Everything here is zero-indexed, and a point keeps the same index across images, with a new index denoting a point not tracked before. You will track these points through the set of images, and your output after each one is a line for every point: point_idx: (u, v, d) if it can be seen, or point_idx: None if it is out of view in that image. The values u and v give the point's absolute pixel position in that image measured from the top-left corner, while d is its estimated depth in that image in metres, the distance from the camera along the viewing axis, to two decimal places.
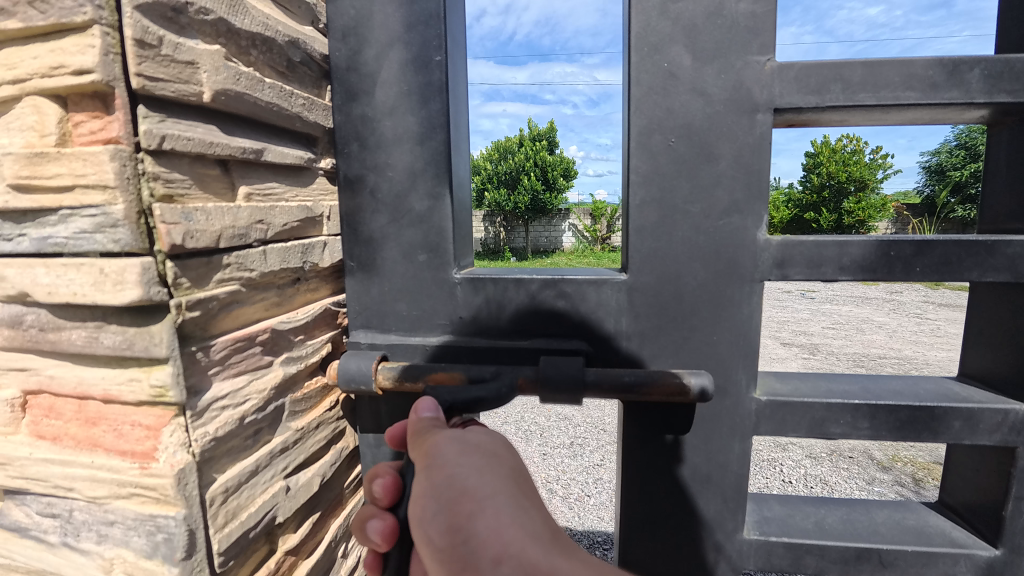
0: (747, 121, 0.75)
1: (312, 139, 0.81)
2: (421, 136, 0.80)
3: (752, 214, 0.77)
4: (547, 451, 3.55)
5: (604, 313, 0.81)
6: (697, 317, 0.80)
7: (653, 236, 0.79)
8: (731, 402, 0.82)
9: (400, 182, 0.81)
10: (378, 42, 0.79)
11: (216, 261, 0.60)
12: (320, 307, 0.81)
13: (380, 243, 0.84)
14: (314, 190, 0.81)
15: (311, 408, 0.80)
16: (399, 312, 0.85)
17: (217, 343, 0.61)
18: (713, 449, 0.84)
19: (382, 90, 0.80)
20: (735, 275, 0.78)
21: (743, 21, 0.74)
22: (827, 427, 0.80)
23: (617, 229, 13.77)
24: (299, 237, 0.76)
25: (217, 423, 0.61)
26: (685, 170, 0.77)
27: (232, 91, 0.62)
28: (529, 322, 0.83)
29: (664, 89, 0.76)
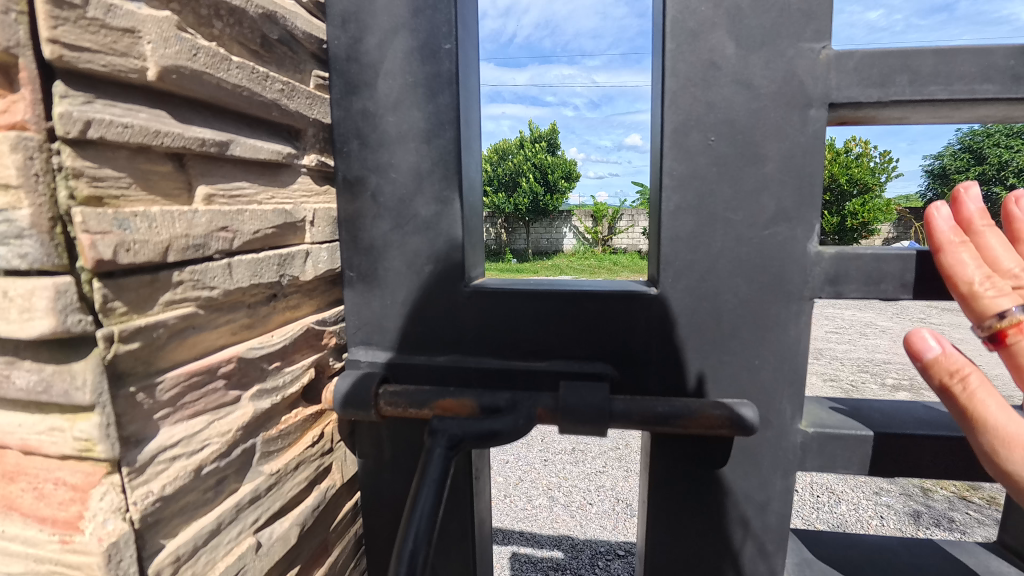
0: (799, 115, 0.64)
1: (295, 132, 0.70)
2: (427, 133, 0.69)
3: (803, 224, 0.65)
4: (549, 457, 3.44)
5: (633, 332, 0.70)
6: (738, 338, 0.68)
7: (689, 247, 0.67)
8: (773, 435, 0.70)
9: (404, 185, 0.71)
10: (380, 28, 0.69)
11: (164, 279, 0.48)
12: (302, 327, 0.69)
13: (381, 251, 0.73)
14: (295, 191, 0.69)
15: (289, 447, 0.68)
16: (402, 329, 0.74)
17: (166, 381, 0.49)
18: (751, 484, 0.72)
19: (384, 81, 0.69)
20: (783, 290, 0.66)
21: (795, 3, 0.62)
22: (882, 464, 0.69)
23: (618, 231, 13.65)
24: (276, 246, 0.64)
25: (164, 479, 0.49)
26: (726, 173, 0.66)
27: (185, 69, 0.50)
28: (547, 344, 0.71)
29: (704, 81, 0.65)
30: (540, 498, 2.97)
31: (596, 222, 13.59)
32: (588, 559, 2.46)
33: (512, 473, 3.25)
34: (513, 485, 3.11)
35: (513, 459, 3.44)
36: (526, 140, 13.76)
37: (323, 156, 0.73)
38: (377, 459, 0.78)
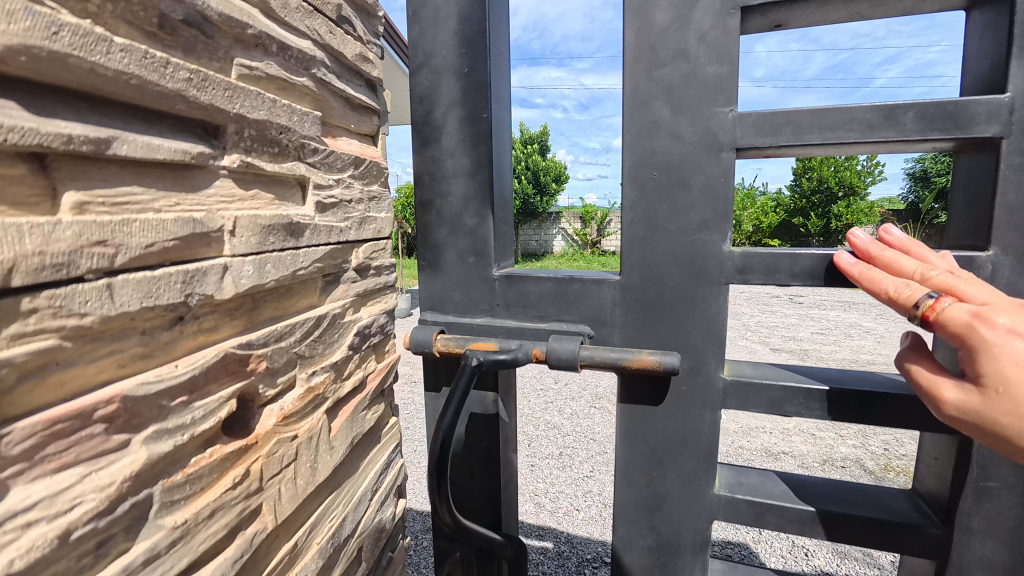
0: (715, 161, 0.71)
1: (208, 128, 0.61)
2: (472, 169, 0.85)
3: (718, 231, 0.73)
4: (535, 462, 3.37)
5: (602, 306, 0.80)
6: (673, 313, 0.76)
7: (639, 249, 0.77)
8: (701, 380, 0.76)
9: (456, 205, 0.88)
10: (444, 102, 0.85)
11: (8, 307, 0.39)
12: (221, 352, 0.60)
13: (442, 248, 0.90)
14: (209, 197, 0.60)
15: (203, 491, 0.59)
16: (454, 300, 0.90)
17: (15, 432, 0.40)
18: (686, 420, 0.79)
19: (447, 136, 0.86)
20: (703, 278, 0.74)
21: (710, 79, 0.70)
22: (782, 408, 0.73)
23: (607, 233, 13.62)
24: (179, 261, 0.55)
25: (13, 552, 0.40)
26: (664, 197, 0.74)
27: (39, 50, 0.41)
28: (547, 311, 0.83)
29: (647, 134, 0.74)
30: (527, 505, 2.89)
31: (585, 224, 13.57)
32: (574, 568, 2.39)
33: None
34: None
35: None
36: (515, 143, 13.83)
37: (245, 156, 0.64)
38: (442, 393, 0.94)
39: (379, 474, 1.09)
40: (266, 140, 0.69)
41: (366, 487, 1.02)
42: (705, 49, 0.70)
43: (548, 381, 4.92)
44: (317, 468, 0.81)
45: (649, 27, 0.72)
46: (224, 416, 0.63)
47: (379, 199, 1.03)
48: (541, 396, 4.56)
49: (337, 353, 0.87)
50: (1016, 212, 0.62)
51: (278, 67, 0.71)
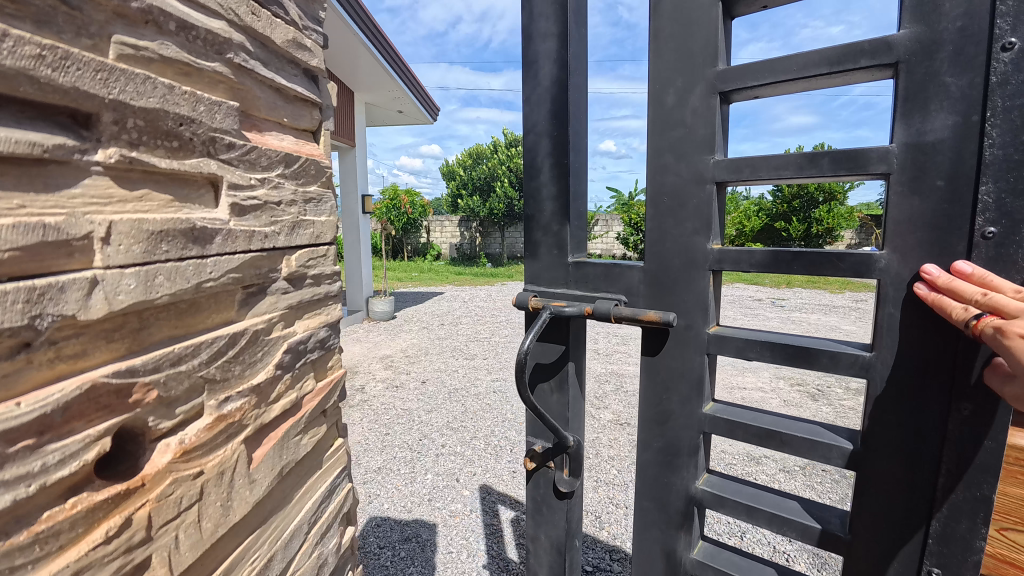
0: (700, 189, 0.87)
1: (70, 118, 0.51)
2: (558, 194, 1.06)
3: (703, 232, 0.88)
4: (517, 468, 3.29)
5: (630, 285, 0.98)
6: (674, 288, 0.92)
7: (653, 247, 0.94)
8: (686, 326, 0.92)
9: (547, 216, 1.08)
10: (541, 150, 1.07)
11: None
12: (87, 384, 0.51)
13: (537, 245, 1.11)
14: (69, 200, 0.50)
15: (62, 550, 0.49)
16: (543, 277, 1.11)
17: None
18: (682, 359, 0.93)
19: (543, 172, 1.07)
20: (694, 262, 0.90)
21: (699, 133, 0.87)
22: (747, 353, 0.86)
23: (593, 237, 13.60)
24: (16, 276, 0.45)
25: None
26: (664, 214, 0.92)
27: None
28: (598, 282, 1.02)
29: (660, 169, 0.92)
30: (507, 512, 2.82)
31: None
32: None
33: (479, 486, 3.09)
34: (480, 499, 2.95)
35: (480, 471, 3.27)
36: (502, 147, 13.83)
37: (123, 152, 0.54)
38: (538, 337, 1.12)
39: (320, 502, 0.99)
40: (159, 132, 0.60)
41: (302, 519, 0.92)
42: (693, 116, 0.87)
43: None
44: (230, 506, 0.71)
45: (664, 104, 0.90)
46: (101, 454, 0.54)
47: (319, 201, 0.93)
48: None
49: (261, 374, 0.78)
50: (899, 225, 0.72)
51: (176, 49, 0.61)
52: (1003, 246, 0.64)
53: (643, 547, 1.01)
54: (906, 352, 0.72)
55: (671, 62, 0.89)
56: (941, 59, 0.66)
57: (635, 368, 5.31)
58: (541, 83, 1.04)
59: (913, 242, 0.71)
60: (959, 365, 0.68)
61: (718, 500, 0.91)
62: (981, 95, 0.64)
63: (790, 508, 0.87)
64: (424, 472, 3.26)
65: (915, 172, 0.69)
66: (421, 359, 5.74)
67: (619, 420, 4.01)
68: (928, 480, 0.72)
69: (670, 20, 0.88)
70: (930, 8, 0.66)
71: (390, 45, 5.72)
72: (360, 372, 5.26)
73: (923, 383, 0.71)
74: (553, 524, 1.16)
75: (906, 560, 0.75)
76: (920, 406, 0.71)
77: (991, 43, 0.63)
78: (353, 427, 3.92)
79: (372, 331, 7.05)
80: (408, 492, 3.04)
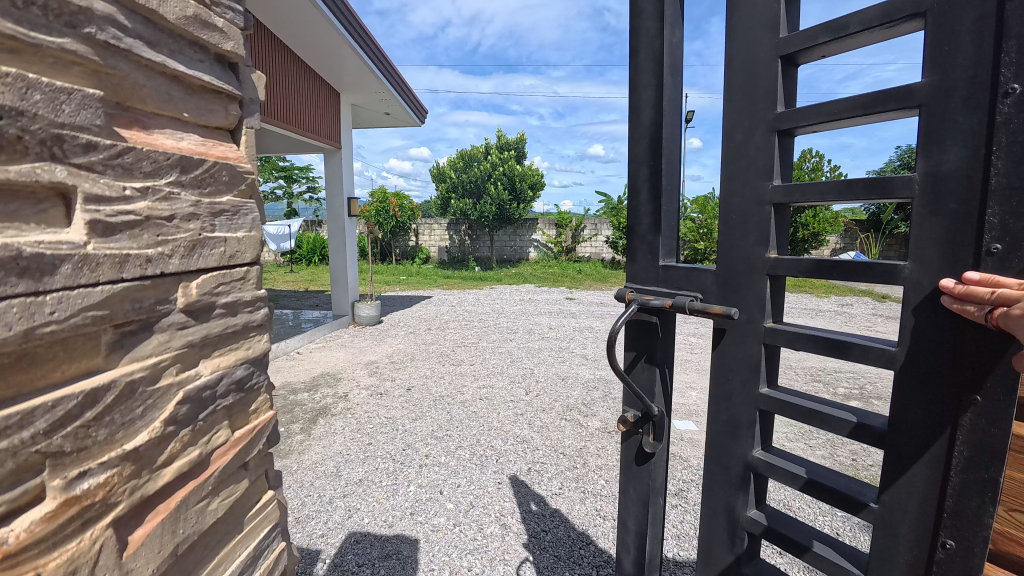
0: (759, 209, 0.81)
1: None
2: (658, 211, 0.96)
3: (759, 239, 0.81)
4: (502, 479, 3.12)
5: (703, 283, 0.90)
6: (737, 289, 0.85)
7: (722, 250, 0.87)
8: (743, 319, 0.84)
9: (645, 225, 1.00)
10: (642, 176, 0.98)
11: None
12: None
13: (635, 250, 1.03)
14: None
15: None
16: (638, 274, 1.03)
17: None
18: (741, 348, 0.85)
19: (642, 191, 0.99)
20: (753, 267, 0.83)
21: (760, 160, 0.81)
22: (794, 345, 0.78)
23: (582, 240, 13.49)
24: None
25: None
26: (729, 227, 0.85)
27: None
28: (677, 281, 0.95)
29: (734, 189, 0.85)
30: (492, 527, 2.65)
31: (559, 231, 13.43)
32: None
33: (463, 498, 2.92)
34: (464, 512, 2.78)
35: (465, 482, 3.09)
36: (491, 150, 13.72)
37: None
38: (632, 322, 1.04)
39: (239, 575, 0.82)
40: None
41: None
42: (756, 150, 0.81)
43: (518, 394, 4.68)
44: None
45: (730, 141, 0.84)
46: None
47: (234, 213, 0.77)
48: (510, 408, 4.31)
49: (141, 436, 0.62)
50: (923, 243, 0.63)
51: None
52: (1005, 265, 0.56)
53: (710, 514, 0.94)
54: (917, 340, 0.64)
55: (739, 104, 0.83)
56: (951, 103, 0.59)
57: None
58: (642, 126, 0.97)
59: (927, 256, 0.63)
60: (969, 353, 0.59)
61: (771, 466, 0.83)
62: (987, 131, 0.56)
63: (838, 480, 0.77)
64: (407, 484, 3.07)
65: (932, 197, 0.62)
66: (406, 365, 5.54)
67: (608, 428, 3.86)
68: (933, 456, 0.64)
69: (739, 72, 0.83)
70: (943, 55, 0.60)
71: (378, 48, 5.59)
72: (344, 379, 5.06)
73: (935, 372, 0.63)
74: (639, 490, 1.09)
75: (917, 539, 0.67)
76: (924, 391, 0.64)
77: (994, 90, 0.56)
78: (334, 437, 3.72)
79: (357, 336, 6.82)
80: (389, 506, 2.85)
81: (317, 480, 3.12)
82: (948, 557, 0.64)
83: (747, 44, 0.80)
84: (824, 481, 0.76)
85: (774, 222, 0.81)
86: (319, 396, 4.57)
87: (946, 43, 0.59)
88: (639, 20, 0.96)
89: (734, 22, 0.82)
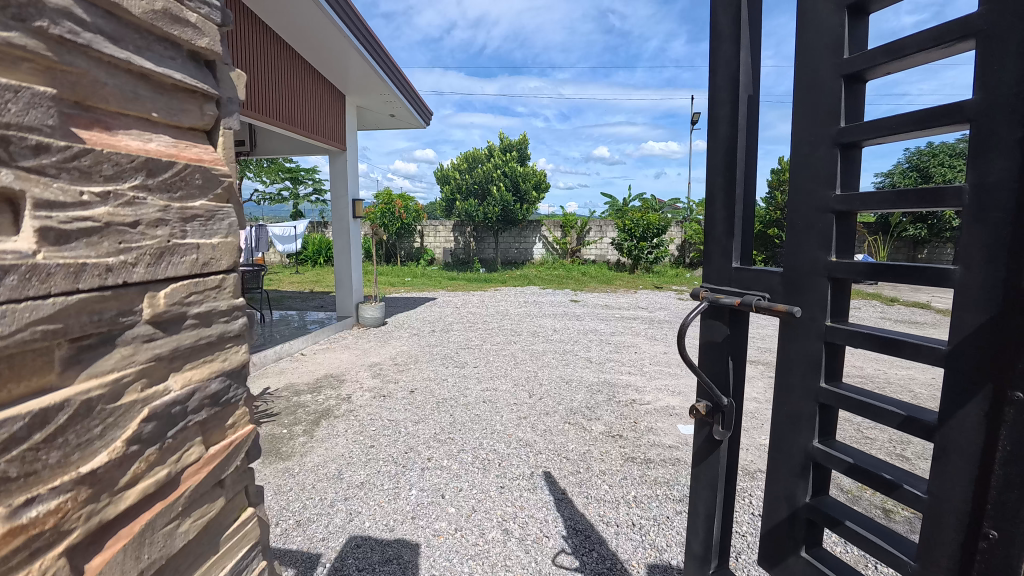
0: (821, 216, 0.79)
1: None
2: (732, 216, 0.99)
3: (824, 244, 0.79)
4: (505, 483, 3.07)
5: (770, 283, 0.90)
6: (801, 290, 0.83)
7: (790, 253, 0.85)
8: (807, 317, 0.82)
9: (719, 228, 1.02)
10: (716, 184, 1.02)
11: None
12: None
13: (709, 250, 1.06)
14: None
15: None
16: (712, 273, 1.05)
17: None
18: (804, 346, 0.83)
19: (716, 196, 1.03)
20: (818, 270, 0.80)
21: (822, 170, 0.79)
22: (847, 338, 0.76)
23: (587, 242, 13.41)
24: None
25: None
26: (796, 231, 0.84)
27: None
28: (747, 281, 0.96)
29: (798, 197, 0.83)
30: (494, 532, 2.60)
31: (564, 233, 13.36)
32: None
33: (465, 503, 2.87)
34: (465, 517, 2.73)
35: (467, 486, 3.04)
36: (495, 151, 13.67)
37: None
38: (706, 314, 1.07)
39: None
40: None
41: None
42: (819, 162, 0.79)
43: (521, 397, 4.62)
44: None
45: (796, 153, 0.82)
46: None
47: (209, 219, 0.73)
48: (514, 411, 4.26)
49: (99, 458, 0.58)
50: (970, 254, 0.60)
51: None
52: None
53: (769, 503, 0.92)
54: (964, 338, 0.61)
55: (804, 117, 0.81)
56: (998, 119, 0.56)
57: (628, 377, 5.11)
58: (717, 139, 1.01)
59: (983, 252, 0.59)
60: (1010, 350, 0.56)
61: (830, 454, 0.81)
62: None
63: (894, 471, 0.74)
64: (409, 488, 3.03)
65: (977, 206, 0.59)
66: (410, 368, 5.50)
67: (612, 432, 3.80)
68: (977, 451, 0.60)
69: (803, 85, 0.81)
70: (991, 72, 0.57)
71: (383, 50, 5.57)
72: (348, 381, 5.03)
73: (975, 369, 0.60)
74: (709, 479, 1.09)
75: (961, 530, 0.63)
76: (953, 383, 0.62)
77: None
78: (336, 439, 3.68)
79: (362, 338, 6.80)
80: (391, 510, 2.80)
81: (319, 483, 3.08)
82: (991, 550, 0.60)
83: (812, 60, 0.79)
84: (875, 470, 0.75)
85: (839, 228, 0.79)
86: (322, 398, 4.53)
87: (994, 63, 0.57)
88: (718, 42, 0.99)
89: (800, 42, 0.81)
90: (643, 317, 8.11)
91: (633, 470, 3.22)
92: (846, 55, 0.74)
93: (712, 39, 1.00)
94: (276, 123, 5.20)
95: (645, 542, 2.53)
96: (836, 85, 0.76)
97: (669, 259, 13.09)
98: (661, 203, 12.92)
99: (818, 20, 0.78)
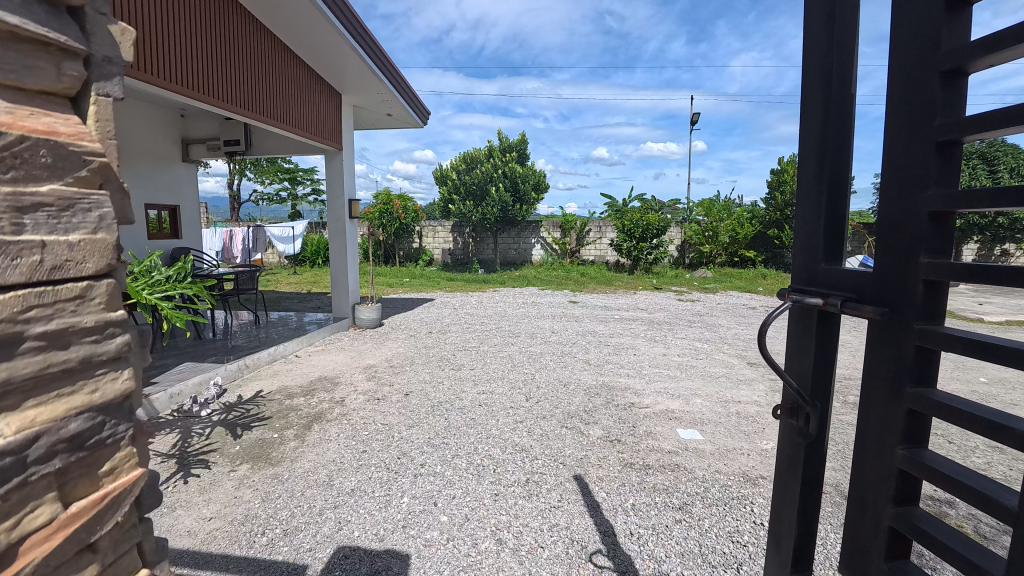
0: (914, 216, 0.69)
1: None
2: (821, 213, 0.91)
3: (919, 245, 0.69)
4: (500, 491, 2.90)
5: (859, 282, 0.80)
6: (890, 290, 0.73)
7: (881, 256, 0.75)
8: (897, 319, 0.72)
9: (809, 226, 0.94)
10: (804, 181, 0.95)
11: None
12: None
13: (798, 250, 0.97)
14: None
15: None
16: (800, 274, 0.97)
17: None
18: (887, 351, 0.74)
19: (803, 194, 0.95)
20: (911, 273, 0.70)
21: (912, 168, 0.70)
22: (938, 341, 0.67)
23: (586, 242, 13.21)
24: None
25: None
26: (887, 231, 0.74)
27: None
28: (837, 282, 0.87)
29: (888, 195, 0.74)
30: (487, 542, 2.43)
31: (563, 233, 13.16)
32: None
33: (458, 511, 2.69)
34: (457, 526, 2.56)
35: (459, 494, 2.87)
36: (494, 150, 13.52)
37: None
38: (793, 314, 0.98)
39: None
40: None
41: None
42: (910, 160, 0.70)
43: (519, 400, 4.45)
44: None
45: (889, 152, 0.74)
46: None
47: (67, 210, 0.66)
48: (511, 415, 4.08)
49: None
50: None
51: None
52: None
53: (847, 513, 0.82)
54: None
55: (898, 115, 0.72)
56: None
57: (629, 380, 4.93)
58: (806, 132, 0.94)
59: None
60: None
61: (917, 463, 0.71)
62: None
63: (987, 486, 0.66)
64: (400, 495, 2.86)
65: None
66: (405, 370, 5.32)
67: (611, 437, 3.63)
68: None
69: (898, 79, 0.72)
70: None
71: (382, 50, 5.46)
72: (341, 384, 4.86)
73: None
74: (791, 487, 0.99)
75: None
76: None
77: None
78: (328, 444, 3.50)
79: (358, 339, 6.61)
80: (382, 518, 2.63)
81: (308, 490, 2.90)
82: None
83: (902, 53, 0.71)
84: (965, 483, 0.66)
85: (937, 228, 0.68)
86: (314, 401, 4.35)
87: None
88: (812, 35, 0.93)
89: (894, 36, 0.73)
90: (643, 317, 7.93)
91: (632, 477, 3.04)
92: (943, 49, 0.66)
93: (805, 46, 0.94)
94: (274, 124, 5.04)
95: (643, 552, 2.36)
96: (932, 81, 0.67)
97: (668, 260, 12.92)
98: (661, 203, 12.74)
99: (914, 13, 0.70)
